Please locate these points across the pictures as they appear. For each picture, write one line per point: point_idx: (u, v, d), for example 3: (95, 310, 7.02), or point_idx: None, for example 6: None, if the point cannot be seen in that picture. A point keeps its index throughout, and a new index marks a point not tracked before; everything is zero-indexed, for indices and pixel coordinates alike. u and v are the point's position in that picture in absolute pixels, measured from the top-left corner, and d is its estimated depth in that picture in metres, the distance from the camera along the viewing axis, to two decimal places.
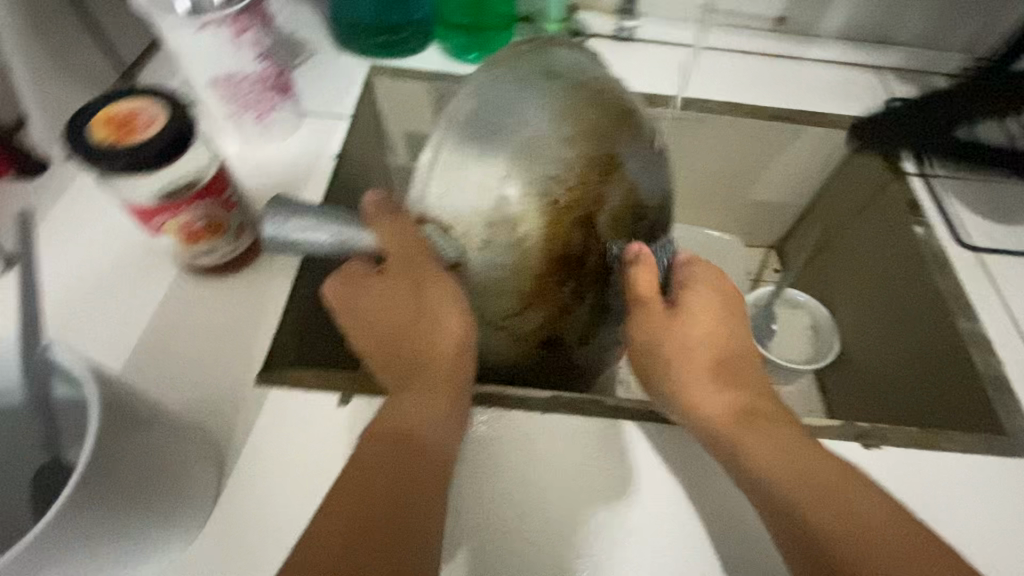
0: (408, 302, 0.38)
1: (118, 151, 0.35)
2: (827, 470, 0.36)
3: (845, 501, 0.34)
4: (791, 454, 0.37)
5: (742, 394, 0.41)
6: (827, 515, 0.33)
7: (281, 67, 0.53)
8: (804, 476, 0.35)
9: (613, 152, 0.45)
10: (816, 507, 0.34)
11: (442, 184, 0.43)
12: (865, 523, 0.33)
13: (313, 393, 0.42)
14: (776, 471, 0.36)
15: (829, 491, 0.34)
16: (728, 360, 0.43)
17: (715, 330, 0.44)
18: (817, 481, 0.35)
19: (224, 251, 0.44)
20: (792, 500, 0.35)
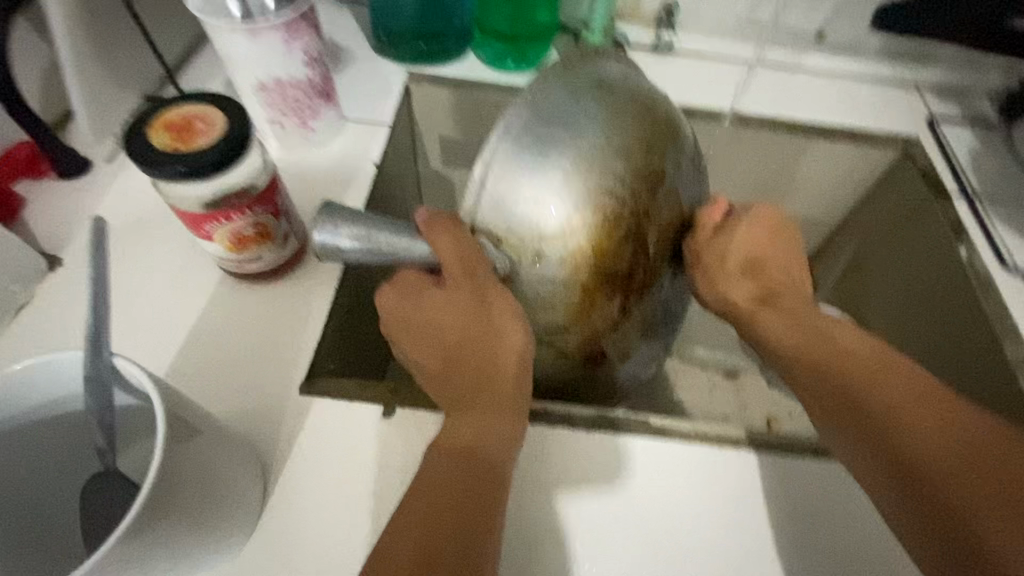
0: (466, 317, 0.38)
1: (178, 157, 0.35)
2: (842, 341, 0.40)
3: (853, 359, 0.38)
4: (818, 340, 0.40)
5: (762, 283, 0.45)
6: (834, 369, 0.38)
7: (326, 74, 0.52)
8: (813, 348, 0.40)
9: (663, 165, 0.44)
10: (934, 449, 0.32)
11: (496, 194, 0.41)
12: (874, 374, 0.37)
13: (356, 405, 0.41)
14: (858, 404, 0.36)
15: (947, 439, 0.33)
16: (760, 252, 0.46)
17: (756, 234, 0.46)
18: (830, 347, 0.39)
19: (270, 258, 0.44)
20: (806, 364, 0.40)
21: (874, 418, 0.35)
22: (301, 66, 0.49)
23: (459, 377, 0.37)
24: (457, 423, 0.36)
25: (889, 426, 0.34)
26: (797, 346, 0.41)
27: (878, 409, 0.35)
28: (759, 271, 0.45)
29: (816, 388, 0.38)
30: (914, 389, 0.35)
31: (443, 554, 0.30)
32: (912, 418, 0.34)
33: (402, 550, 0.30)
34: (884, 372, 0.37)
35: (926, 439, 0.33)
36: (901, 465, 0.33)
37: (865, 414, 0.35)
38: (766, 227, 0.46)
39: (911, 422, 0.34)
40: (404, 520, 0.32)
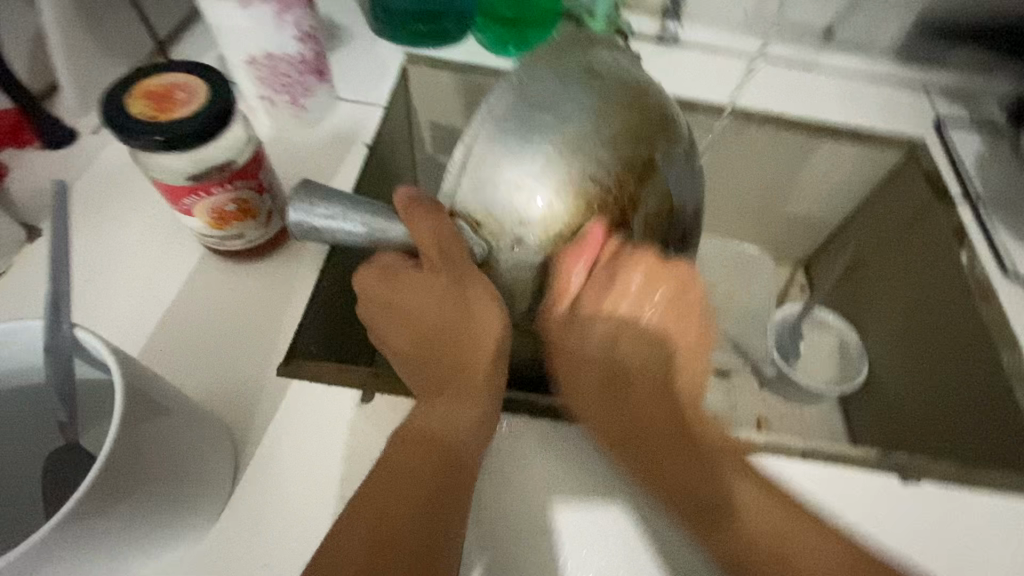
0: (444, 301, 0.37)
1: (154, 126, 0.34)
2: (717, 468, 0.38)
3: (728, 494, 0.37)
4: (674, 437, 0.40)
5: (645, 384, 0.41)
6: (720, 516, 0.36)
7: (320, 49, 0.51)
8: (703, 485, 0.37)
9: (653, 155, 0.43)
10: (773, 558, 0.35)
11: (477, 178, 0.40)
12: (754, 525, 0.36)
13: (333, 387, 0.40)
14: (705, 496, 0.37)
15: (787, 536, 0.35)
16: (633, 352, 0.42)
17: (638, 318, 0.42)
18: (712, 480, 0.38)
19: (251, 236, 0.43)
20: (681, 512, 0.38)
21: (765, 571, 0.35)
22: (291, 41, 0.48)
23: (436, 367, 0.37)
24: (429, 411, 0.35)
25: (782, 571, 0.34)
26: (665, 483, 0.38)
27: (770, 562, 0.35)
28: (645, 354, 0.42)
29: (699, 531, 0.37)
30: (790, 526, 0.36)
31: (400, 542, 0.30)
32: (799, 558, 0.35)
33: (360, 538, 0.30)
34: (762, 513, 0.36)
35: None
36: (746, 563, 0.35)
37: (753, 555, 0.35)
38: (633, 306, 0.42)
39: (803, 570, 0.34)
40: (364, 509, 0.31)
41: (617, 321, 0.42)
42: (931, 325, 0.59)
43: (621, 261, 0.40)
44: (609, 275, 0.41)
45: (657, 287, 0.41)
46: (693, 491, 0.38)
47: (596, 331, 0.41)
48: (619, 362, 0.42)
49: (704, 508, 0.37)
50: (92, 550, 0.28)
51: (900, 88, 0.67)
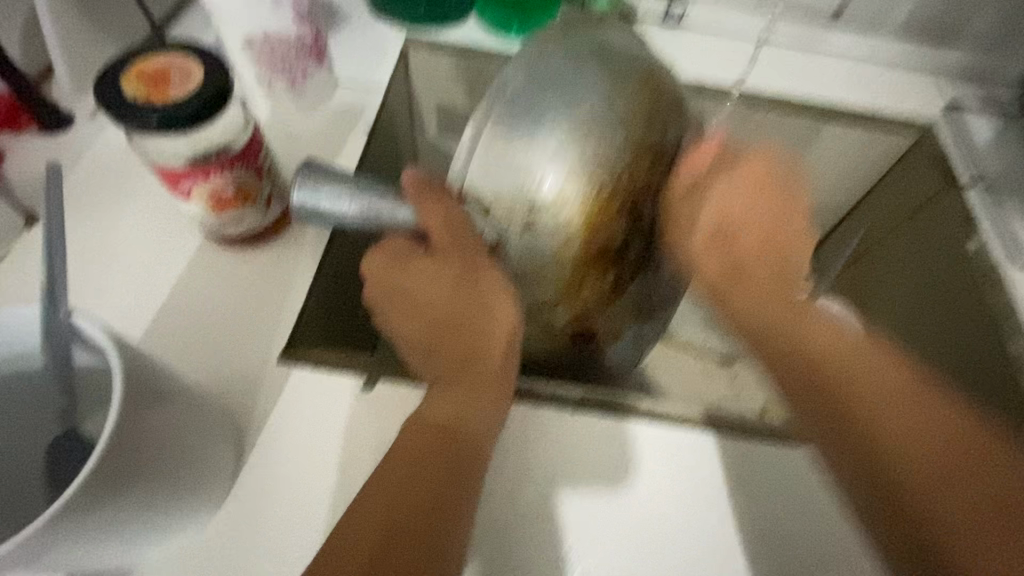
0: (454, 289, 0.36)
1: (150, 106, 0.33)
2: (868, 370, 0.35)
3: (851, 361, 0.36)
4: (803, 340, 0.37)
5: (745, 255, 0.42)
6: (826, 382, 0.35)
7: (320, 32, 0.50)
8: (841, 396, 0.35)
9: (666, 139, 0.42)
10: (926, 485, 0.31)
11: (486, 161, 0.40)
12: (866, 397, 0.34)
13: (337, 375, 0.40)
14: (859, 413, 0.34)
15: (946, 461, 0.32)
16: (756, 257, 0.42)
17: (744, 208, 0.42)
18: (850, 378, 0.35)
19: (251, 221, 0.42)
20: (801, 398, 0.36)
21: (865, 445, 0.33)
22: (290, 23, 0.47)
23: (450, 352, 0.36)
24: (441, 395, 0.35)
25: (873, 442, 0.33)
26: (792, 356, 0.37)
27: (874, 428, 0.33)
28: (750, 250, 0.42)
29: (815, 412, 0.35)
30: (920, 405, 0.34)
31: (415, 521, 0.30)
32: (949, 492, 0.31)
33: (366, 519, 0.30)
34: (922, 422, 0.33)
35: (926, 462, 0.32)
36: (888, 480, 0.32)
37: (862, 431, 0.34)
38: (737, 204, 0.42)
39: (938, 499, 0.31)
40: (373, 493, 0.31)
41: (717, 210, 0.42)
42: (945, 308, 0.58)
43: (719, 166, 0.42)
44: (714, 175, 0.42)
45: (760, 190, 0.43)
46: (835, 398, 0.35)
47: (702, 217, 0.41)
48: (727, 232, 0.42)
49: (849, 418, 0.34)
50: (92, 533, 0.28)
51: (909, 74, 0.65)
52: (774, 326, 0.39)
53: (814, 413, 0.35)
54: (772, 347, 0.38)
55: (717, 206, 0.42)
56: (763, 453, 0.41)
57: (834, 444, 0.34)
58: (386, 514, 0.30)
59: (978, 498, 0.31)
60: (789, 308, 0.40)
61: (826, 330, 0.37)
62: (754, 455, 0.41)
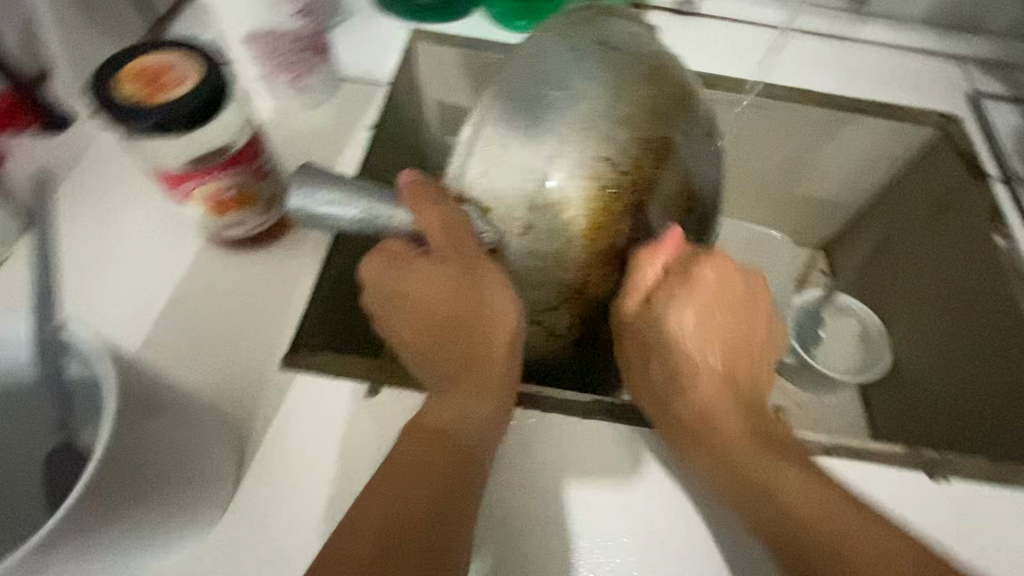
0: (454, 293, 0.35)
1: (145, 108, 0.32)
2: (792, 478, 0.35)
3: (820, 513, 0.33)
4: (750, 435, 0.37)
5: (708, 402, 0.38)
6: (784, 502, 0.34)
7: (320, 27, 0.49)
8: (774, 508, 0.34)
9: (671, 137, 0.40)
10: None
11: (485, 162, 0.38)
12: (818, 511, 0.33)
13: (337, 381, 0.39)
14: (766, 505, 0.35)
15: (867, 556, 0.31)
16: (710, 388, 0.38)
17: (708, 331, 0.39)
18: (771, 492, 0.35)
19: (251, 223, 0.41)
20: (747, 501, 0.35)
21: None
22: (289, 18, 0.46)
23: (450, 357, 0.35)
24: (442, 402, 0.34)
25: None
26: (755, 512, 0.35)
27: (833, 569, 0.32)
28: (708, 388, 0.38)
29: (778, 549, 0.34)
30: (857, 523, 0.33)
31: (415, 538, 0.28)
32: None
33: (363, 534, 0.28)
34: (821, 514, 0.33)
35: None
36: None
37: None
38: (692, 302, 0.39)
39: None
40: (368, 508, 0.29)
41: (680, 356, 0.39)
42: (965, 321, 0.56)
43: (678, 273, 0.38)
44: (684, 264, 0.39)
45: (715, 290, 0.39)
46: (761, 492, 0.35)
47: (682, 349, 0.39)
48: (686, 366, 0.39)
49: (780, 512, 0.34)
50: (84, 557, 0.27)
51: (930, 61, 0.63)
52: (705, 418, 0.38)
53: (750, 504, 0.35)
54: (732, 451, 0.37)
55: (686, 330, 0.38)
56: None
57: None
58: (388, 523, 0.29)
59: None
60: (733, 408, 0.38)
61: (738, 407, 0.38)
62: None
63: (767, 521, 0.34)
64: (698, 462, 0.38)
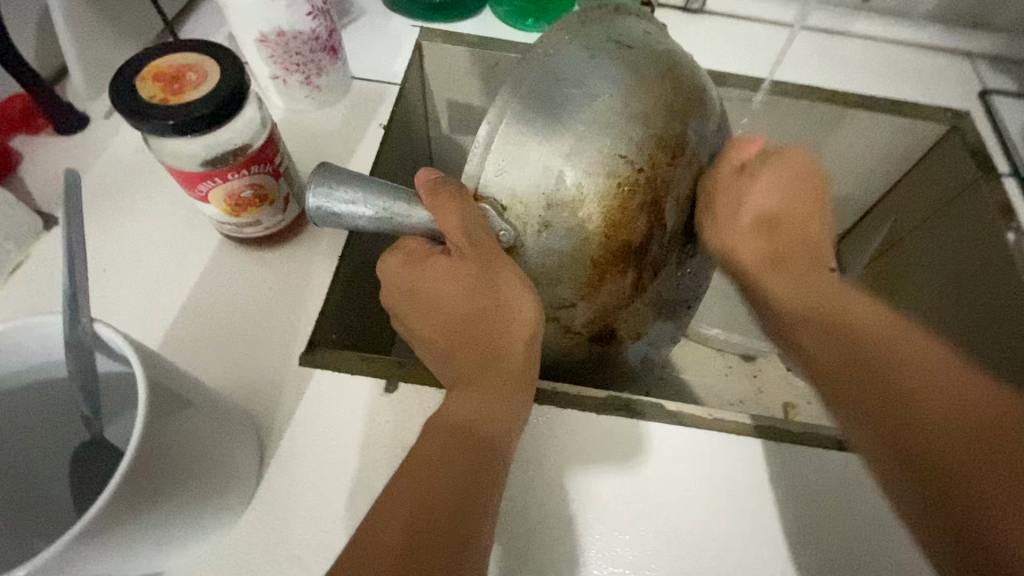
0: (473, 289, 0.35)
1: (167, 110, 0.32)
2: (879, 332, 0.33)
3: (927, 367, 0.30)
4: (825, 298, 0.36)
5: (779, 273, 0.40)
6: (870, 359, 0.32)
7: (333, 27, 0.49)
8: (860, 368, 0.32)
9: (687, 133, 0.40)
10: (948, 431, 0.28)
11: (504, 159, 0.38)
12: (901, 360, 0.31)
13: (355, 378, 0.39)
14: (852, 373, 0.32)
15: (955, 403, 0.28)
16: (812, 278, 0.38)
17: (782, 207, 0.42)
18: (854, 332, 0.33)
19: (268, 223, 0.42)
20: (832, 360, 0.33)
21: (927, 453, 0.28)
22: (303, 19, 0.46)
23: (468, 356, 0.36)
24: (460, 399, 0.34)
25: (969, 493, 0.26)
26: (838, 347, 0.33)
27: (922, 424, 0.29)
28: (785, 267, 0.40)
29: (857, 413, 0.31)
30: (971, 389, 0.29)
31: (437, 532, 0.28)
32: (967, 440, 0.27)
33: (389, 530, 0.28)
34: (915, 366, 0.30)
35: (978, 467, 0.26)
36: (933, 468, 0.28)
37: (924, 460, 0.28)
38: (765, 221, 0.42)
39: (978, 462, 0.27)
40: (391, 504, 0.29)
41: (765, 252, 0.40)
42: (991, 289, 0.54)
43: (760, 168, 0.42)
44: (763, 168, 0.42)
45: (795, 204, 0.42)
46: (842, 343, 0.33)
47: (750, 212, 0.41)
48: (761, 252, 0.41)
49: (871, 380, 0.31)
50: (117, 549, 0.27)
51: (939, 58, 0.63)
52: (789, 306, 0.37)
53: (829, 376, 0.33)
54: (819, 324, 0.35)
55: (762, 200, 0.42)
56: (793, 456, 0.40)
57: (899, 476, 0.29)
58: (413, 537, 0.28)
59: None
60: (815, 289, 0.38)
61: (818, 287, 0.37)
62: (787, 458, 0.40)
63: (858, 398, 0.31)
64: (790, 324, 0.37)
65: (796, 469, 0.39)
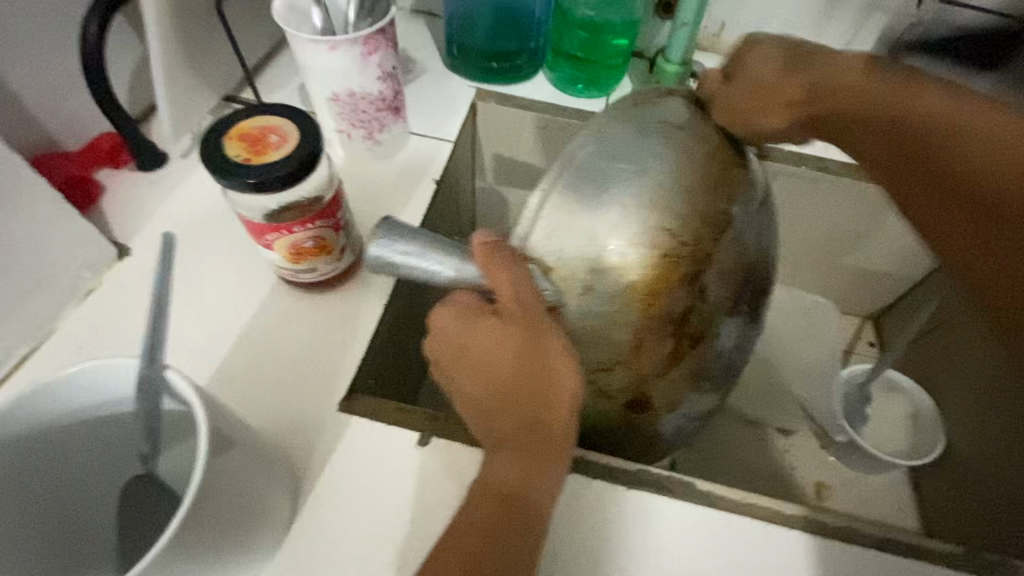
0: (516, 358, 0.36)
1: (250, 169, 0.35)
2: (839, 71, 0.40)
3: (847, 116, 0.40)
4: (829, 96, 0.40)
5: (801, 99, 0.41)
6: (828, 82, 0.40)
7: (399, 90, 0.53)
8: (878, 113, 0.38)
9: (732, 210, 0.42)
10: (836, 84, 0.40)
11: (551, 224, 0.40)
12: (851, 86, 0.40)
13: (394, 430, 0.40)
14: (841, 79, 0.40)
15: (846, 77, 0.40)
16: (839, 67, 0.40)
17: (775, 72, 0.42)
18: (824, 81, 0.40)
19: (325, 271, 0.44)
20: (827, 84, 0.40)
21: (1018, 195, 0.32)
22: (375, 82, 0.50)
23: (506, 419, 0.36)
24: (496, 466, 0.35)
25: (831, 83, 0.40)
26: (924, 181, 0.36)
27: (832, 81, 0.40)
28: (788, 84, 0.41)
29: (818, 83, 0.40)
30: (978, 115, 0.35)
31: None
32: (843, 73, 0.40)
33: None
34: (854, 108, 0.39)
35: (836, 72, 0.40)
36: (827, 86, 0.40)
37: (814, 82, 0.41)
38: (796, 66, 0.41)
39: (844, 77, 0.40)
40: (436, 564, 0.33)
41: (748, 91, 0.42)
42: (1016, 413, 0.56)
43: (751, 86, 0.42)
44: (777, 77, 0.41)
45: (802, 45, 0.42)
46: (818, 86, 0.40)
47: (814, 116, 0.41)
48: (796, 124, 0.42)
49: (816, 75, 0.41)
50: None
51: None
52: (795, 117, 0.41)
53: (802, 79, 0.41)
54: (790, 75, 0.41)
55: (755, 77, 0.42)
56: (822, 551, 0.39)
57: (826, 73, 0.41)
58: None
59: (869, 89, 0.39)
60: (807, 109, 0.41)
61: (812, 99, 0.41)
62: (816, 547, 0.39)
63: (812, 74, 0.41)
64: (780, 102, 0.41)
65: (823, 564, 0.39)
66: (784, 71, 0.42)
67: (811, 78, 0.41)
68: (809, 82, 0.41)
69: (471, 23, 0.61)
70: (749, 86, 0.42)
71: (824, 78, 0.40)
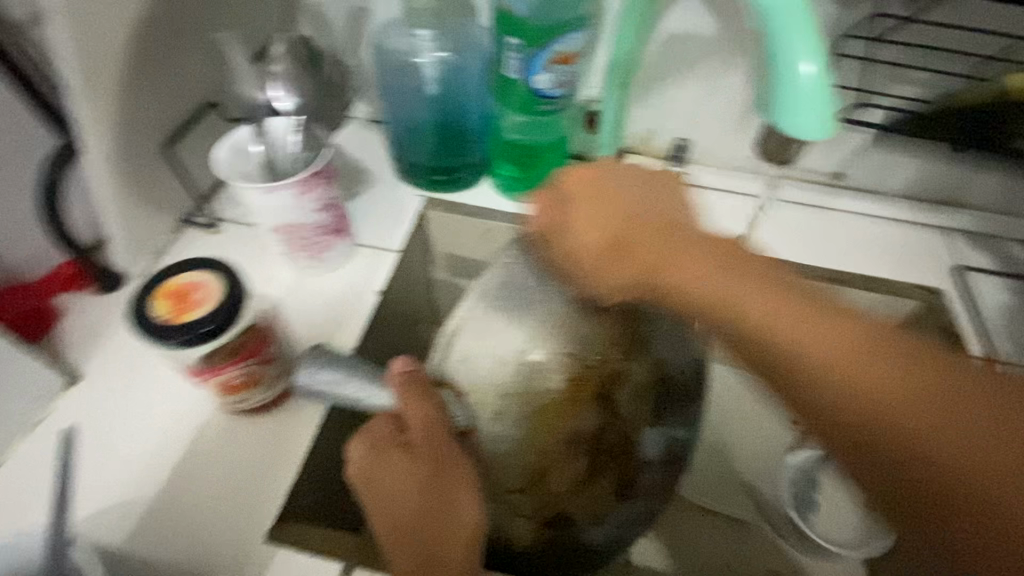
0: (423, 491, 0.38)
1: (172, 330, 0.39)
2: (689, 247, 0.40)
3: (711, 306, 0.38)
4: (663, 266, 0.40)
5: (641, 260, 0.41)
6: (678, 258, 0.39)
7: (339, 214, 0.56)
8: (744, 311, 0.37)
9: (637, 332, 0.45)
10: (689, 263, 0.39)
11: (467, 349, 0.44)
12: (696, 260, 0.39)
13: (319, 556, 0.42)
14: (687, 259, 0.39)
15: (708, 257, 0.39)
16: (683, 242, 0.40)
17: (602, 226, 0.42)
18: (667, 255, 0.40)
19: (258, 399, 0.46)
20: (669, 259, 0.39)
21: (879, 407, 0.32)
22: (312, 211, 0.53)
23: (409, 549, 0.37)
24: None
25: (678, 263, 0.39)
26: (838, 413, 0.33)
27: (686, 263, 0.39)
28: (629, 255, 0.41)
29: (670, 258, 0.40)
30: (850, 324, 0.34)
31: None
32: (690, 253, 0.39)
33: None
34: (713, 287, 0.38)
35: (684, 251, 0.40)
36: (672, 263, 0.39)
37: (656, 255, 0.40)
38: (622, 234, 0.41)
39: (692, 261, 0.39)
40: None
41: (586, 235, 0.42)
42: None
43: (565, 230, 0.43)
44: (617, 235, 0.42)
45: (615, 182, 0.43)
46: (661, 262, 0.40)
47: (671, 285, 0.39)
48: (639, 283, 0.41)
49: (661, 248, 0.40)
50: None
51: (917, 223, 0.65)
52: (632, 281, 0.41)
53: (636, 244, 0.41)
54: (626, 239, 0.41)
55: (584, 229, 0.42)
56: None
57: (679, 244, 0.40)
58: None
59: (728, 268, 0.38)
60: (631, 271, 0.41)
61: (654, 265, 0.40)
62: None
63: (656, 242, 0.40)
64: (612, 268, 0.41)
65: None
66: (614, 228, 0.42)
67: (648, 245, 0.41)
68: (646, 251, 0.40)
69: (413, 139, 0.65)
70: (573, 231, 0.42)
71: (649, 253, 0.40)
